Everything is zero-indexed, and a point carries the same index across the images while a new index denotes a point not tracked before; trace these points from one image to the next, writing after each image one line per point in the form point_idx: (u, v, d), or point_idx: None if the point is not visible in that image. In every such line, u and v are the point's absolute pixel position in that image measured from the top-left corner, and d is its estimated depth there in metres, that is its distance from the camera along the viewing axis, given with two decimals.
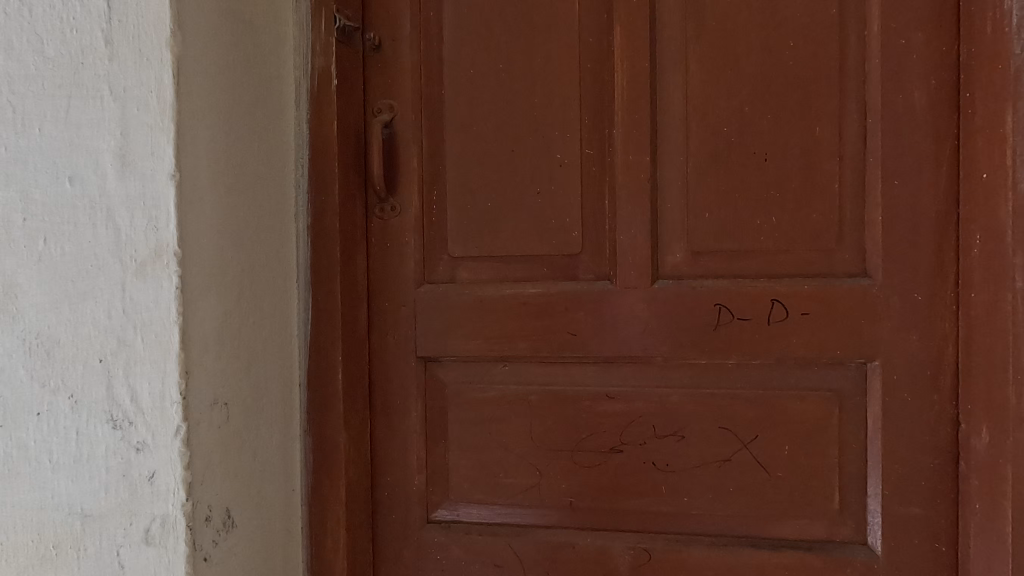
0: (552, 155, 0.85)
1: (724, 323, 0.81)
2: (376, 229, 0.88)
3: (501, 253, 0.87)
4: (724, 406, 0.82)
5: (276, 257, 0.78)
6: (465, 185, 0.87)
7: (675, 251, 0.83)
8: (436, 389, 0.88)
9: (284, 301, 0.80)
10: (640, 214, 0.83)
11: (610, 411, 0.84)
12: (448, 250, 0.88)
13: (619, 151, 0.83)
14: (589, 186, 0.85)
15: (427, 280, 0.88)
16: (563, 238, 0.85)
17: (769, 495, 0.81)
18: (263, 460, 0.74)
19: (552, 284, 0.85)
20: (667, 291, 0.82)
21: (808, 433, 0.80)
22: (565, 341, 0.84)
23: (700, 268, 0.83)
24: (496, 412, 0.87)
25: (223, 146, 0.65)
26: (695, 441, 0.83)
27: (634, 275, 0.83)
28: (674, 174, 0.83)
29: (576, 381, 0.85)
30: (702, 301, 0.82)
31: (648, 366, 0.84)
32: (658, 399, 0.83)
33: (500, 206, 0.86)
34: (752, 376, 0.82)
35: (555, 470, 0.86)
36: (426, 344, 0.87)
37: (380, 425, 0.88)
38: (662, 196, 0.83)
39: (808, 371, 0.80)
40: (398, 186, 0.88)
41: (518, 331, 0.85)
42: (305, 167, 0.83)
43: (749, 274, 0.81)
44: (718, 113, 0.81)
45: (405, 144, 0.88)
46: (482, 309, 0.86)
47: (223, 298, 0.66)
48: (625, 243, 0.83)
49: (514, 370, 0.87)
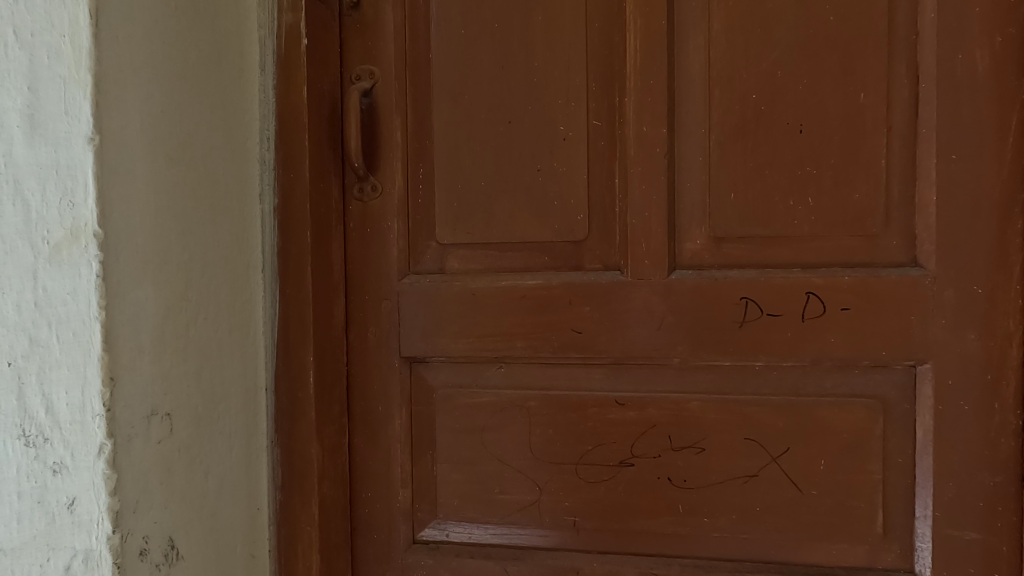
0: (555, 127, 0.74)
1: (751, 320, 0.71)
2: (355, 212, 0.78)
3: (496, 240, 0.76)
4: (751, 414, 0.72)
5: (237, 243, 0.68)
6: (455, 161, 0.76)
7: (695, 237, 0.73)
8: (423, 394, 0.78)
9: (247, 294, 0.70)
10: (656, 194, 0.72)
11: (620, 419, 0.74)
12: (436, 237, 0.77)
13: (632, 122, 0.72)
14: (597, 163, 0.74)
15: (412, 270, 0.78)
16: (567, 222, 0.75)
17: (801, 516, 0.71)
18: (219, 479, 0.64)
19: (554, 275, 0.75)
20: (686, 282, 0.72)
21: (848, 445, 0.70)
22: (568, 340, 0.74)
23: (725, 256, 0.72)
24: (490, 420, 0.77)
25: (161, 110, 0.55)
26: (717, 453, 0.73)
27: (649, 265, 0.73)
28: (695, 149, 0.72)
29: (581, 385, 0.75)
30: (726, 295, 0.71)
31: (664, 368, 0.73)
32: (674, 406, 0.73)
33: (495, 186, 0.76)
34: (783, 380, 0.71)
35: (557, 486, 0.76)
36: (410, 343, 0.77)
37: (360, 434, 0.78)
38: (681, 174, 0.73)
39: (847, 375, 0.70)
40: (379, 163, 0.78)
41: (515, 329, 0.75)
42: (271, 141, 0.72)
43: (780, 264, 0.71)
44: (746, 78, 0.71)
45: (387, 116, 0.77)
46: (474, 304, 0.76)
47: (163, 290, 0.55)
48: (638, 228, 0.73)
49: (510, 372, 0.76)
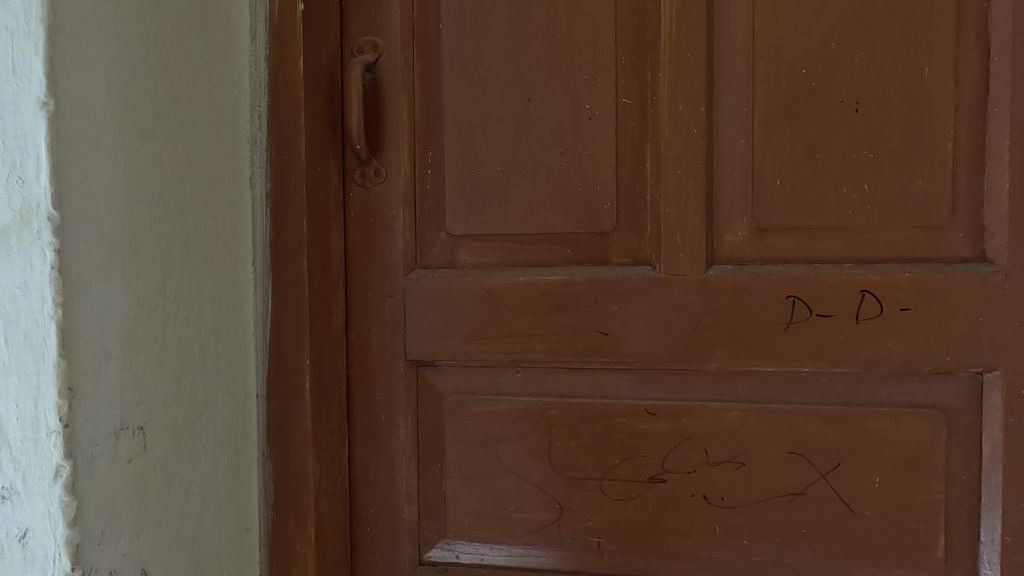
0: (579, 105, 0.67)
1: (799, 321, 0.64)
2: (356, 199, 0.70)
3: (513, 231, 0.69)
4: (797, 425, 0.64)
5: (223, 233, 0.60)
6: (467, 143, 0.69)
7: (736, 229, 0.65)
8: (431, 401, 0.70)
9: (235, 290, 0.62)
10: (692, 181, 0.65)
11: (650, 430, 0.67)
12: (446, 227, 0.70)
13: (666, 100, 0.65)
14: (626, 146, 0.67)
15: (419, 265, 0.70)
16: (592, 211, 0.67)
17: (853, 539, 0.64)
18: (202, 499, 0.57)
19: (578, 270, 0.68)
20: (726, 279, 0.64)
21: (906, 461, 0.63)
22: (593, 342, 0.67)
23: (769, 250, 0.65)
24: (505, 431, 0.69)
25: (130, 76, 0.48)
26: (759, 469, 0.65)
27: (684, 259, 0.65)
28: (736, 130, 0.65)
29: (607, 393, 0.68)
30: (770, 293, 0.64)
31: (700, 375, 0.66)
32: (711, 416, 0.66)
33: (512, 171, 0.68)
34: (833, 388, 0.64)
35: (579, 503, 0.68)
36: (417, 345, 0.69)
37: (361, 444, 0.71)
38: (720, 157, 0.65)
39: (905, 383, 0.63)
40: (383, 145, 0.70)
41: (534, 330, 0.68)
42: (263, 118, 0.64)
43: (831, 258, 0.64)
44: (795, 50, 0.63)
45: (392, 93, 0.70)
46: (489, 302, 0.68)
47: (134, 285, 0.48)
48: (672, 218, 0.65)
49: (528, 377, 0.69)
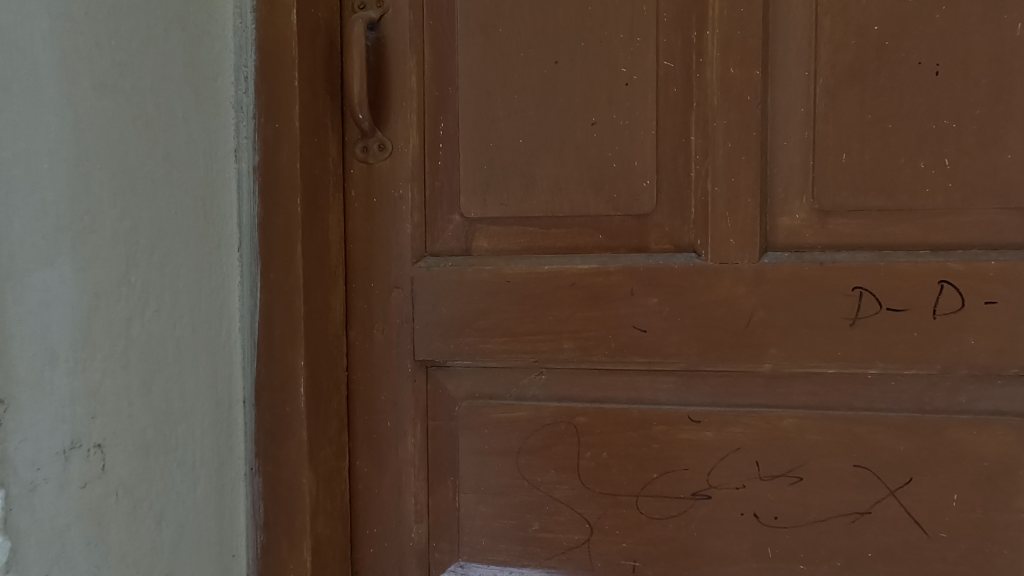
0: (613, 69, 0.58)
1: (866, 316, 0.55)
2: (358, 177, 0.62)
3: (537, 214, 0.60)
4: (863, 436, 0.56)
5: (204, 212, 0.51)
6: (485, 113, 0.60)
7: (793, 210, 0.57)
8: (442, 406, 0.62)
9: (218, 279, 0.53)
10: (745, 155, 0.56)
11: (693, 440, 0.59)
12: (461, 209, 0.61)
13: (714, 61, 0.56)
14: (667, 115, 0.58)
15: (429, 252, 0.62)
16: (627, 191, 0.59)
17: (926, 564, 0.56)
18: (179, 525, 0.48)
19: (611, 259, 0.59)
20: (784, 268, 0.56)
21: (988, 477, 0.55)
22: (629, 340, 0.59)
23: (831, 235, 0.57)
24: (527, 441, 0.61)
25: (81, 16, 0.41)
26: (818, 485, 0.57)
27: (734, 245, 0.57)
28: (795, 97, 0.56)
29: (642, 397, 0.60)
30: (834, 284, 0.56)
31: (750, 377, 0.58)
32: (764, 425, 0.58)
33: (537, 144, 0.60)
34: (903, 392, 0.56)
35: (612, 523, 0.60)
36: (427, 344, 0.61)
37: (363, 455, 0.63)
38: (775, 129, 0.57)
39: (987, 387, 0.55)
40: (388, 115, 0.62)
41: (561, 326, 0.59)
42: (250, 80, 0.55)
43: (903, 244, 0.56)
44: (865, 4, 0.55)
45: (398, 55, 0.61)
46: (510, 294, 0.60)
47: (88, 272, 0.41)
48: (721, 198, 0.57)
49: (553, 380, 0.61)
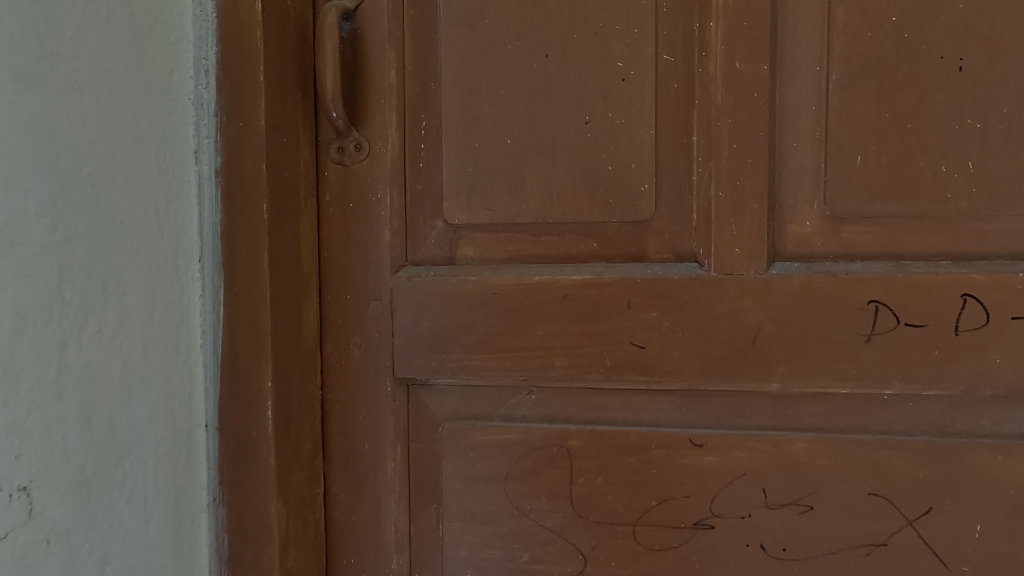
0: (609, 63, 0.54)
1: (882, 332, 0.51)
2: (333, 180, 0.57)
3: (526, 220, 0.56)
4: (879, 461, 0.52)
5: (157, 219, 0.47)
6: (470, 111, 0.56)
7: (803, 217, 0.53)
8: (424, 428, 0.58)
9: (174, 293, 0.48)
10: (751, 157, 0.52)
11: (695, 465, 0.54)
12: (444, 214, 0.57)
13: (718, 55, 0.52)
14: (667, 114, 0.54)
15: (410, 261, 0.58)
16: (623, 195, 0.55)
17: None
18: (124, 567, 0.44)
19: (606, 269, 0.55)
20: (794, 280, 0.52)
21: (1014, 506, 0.51)
22: (625, 357, 0.54)
23: (844, 244, 0.52)
24: (516, 465, 0.57)
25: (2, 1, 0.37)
26: (830, 514, 0.53)
27: (739, 255, 0.52)
28: (806, 94, 0.52)
29: (640, 418, 0.55)
30: (848, 297, 0.51)
31: (756, 397, 0.54)
32: (771, 449, 0.53)
33: (526, 144, 0.55)
34: (922, 414, 0.52)
35: (607, 554, 0.56)
36: (407, 360, 0.56)
37: (340, 480, 0.58)
38: (784, 128, 0.52)
39: (1013, 408, 0.51)
40: (366, 113, 0.57)
41: (552, 342, 0.55)
42: (211, 74, 0.50)
43: (923, 254, 0.51)
44: None
45: (377, 48, 0.56)
46: (496, 307, 0.55)
47: (11, 291, 0.37)
48: (725, 203, 0.53)
49: (544, 400, 0.56)
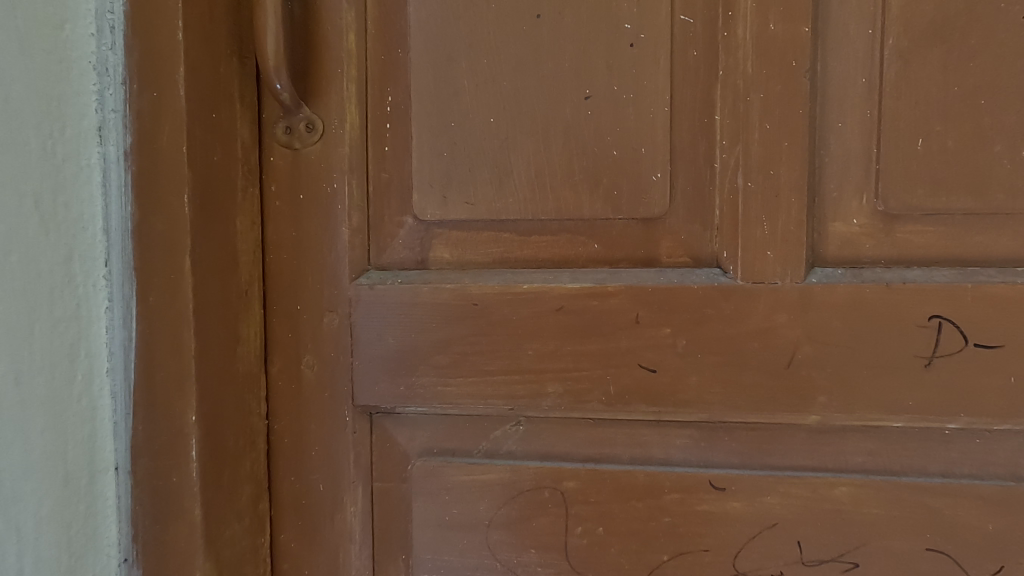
0: (615, 25, 0.44)
1: (946, 355, 0.42)
2: (280, 166, 0.47)
3: (513, 217, 0.46)
4: (939, 510, 0.43)
5: (38, 217, 0.38)
6: (446, 83, 0.46)
7: (849, 214, 0.43)
8: (391, 464, 0.48)
9: (66, 306, 0.39)
10: (789, 140, 0.42)
11: (716, 513, 0.45)
12: (414, 210, 0.47)
13: (748, 14, 0.42)
14: (683, 88, 0.44)
15: (374, 265, 0.48)
16: (631, 187, 0.45)
17: None
18: None
19: (610, 276, 0.45)
20: (839, 290, 0.42)
21: None
22: (633, 383, 0.45)
23: (898, 247, 0.43)
24: (500, 511, 0.47)
25: None
26: (879, 573, 0.44)
27: (772, 260, 0.43)
28: (855, 64, 0.42)
29: (649, 456, 0.46)
30: (906, 312, 0.42)
31: (790, 432, 0.44)
32: (808, 495, 0.44)
33: (513, 124, 0.45)
34: (990, 453, 0.43)
35: None
36: (369, 386, 0.47)
37: (289, 528, 0.49)
38: (826, 106, 0.43)
39: None
40: (319, 85, 0.47)
41: (544, 365, 0.45)
42: (117, 32, 0.40)
43: (995, 260, 0.42)
44: None
45: (332, 6, 0.46)
46: (477, 322, 0.45)
47: None
48: (756, 197, 0.43)
49: (534, 432, 0.47)
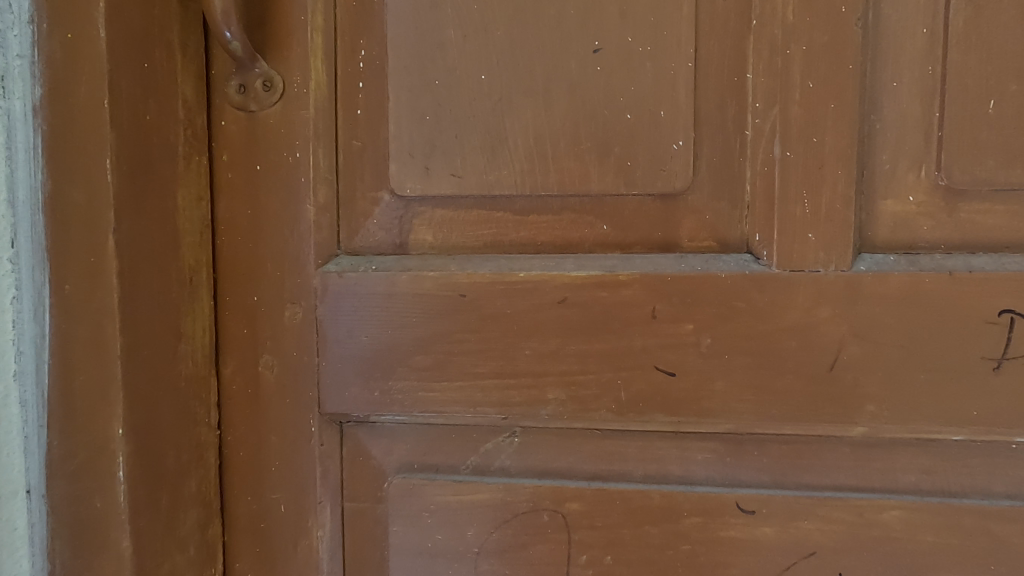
0: None
1: (1019, 356, 0.35)
2: (232, 131, 0.40)
3: (508, 192, 0.39)
4: (1005, 538, 0.37)
5: None
6: (429, 33, 0.39)
7: (904, 190, 0.37)
8: (364, 482, 0.41)
9: None
10: (835, 101, 0.36)
11: (743, 540, 0.39)
12: (391, 184, 0.40)
13: None
14: (710, 40, 0.37)
15: (344, 249, 0.41)
16: (647, 158, 0.38)
17: None
18: None
19: (621, 262, 0.38)
20: (894, 280, 0.36)
21: None
22: (648, 389, 0.38)
23: (961, 229, 0.37)
24: (491, 537, 0.40)
25: None
26: None
27: (813, 244, 0.36)
28: (915, 11, 0.36)
29: (666, 473, 0.39)
30: (972, 306, 0.35)
31: (832, 446, 0.38)
32: (851, 520, 0.38)
33: (508, 82, 0.38)
34: None
35: None
36: (338, 392, 0.39)
37: (245, 557, 0.42)
38: (879, 61, 0.36)
39: None
40: (277, 34, 0.39)
41: (544, 367, 0.38)
42: None
43: None
44: None
45: None
46: (464, 316, 0.38)
47: None
48: (795, 168, 0.36)
49: (531, 445, 0.40)
